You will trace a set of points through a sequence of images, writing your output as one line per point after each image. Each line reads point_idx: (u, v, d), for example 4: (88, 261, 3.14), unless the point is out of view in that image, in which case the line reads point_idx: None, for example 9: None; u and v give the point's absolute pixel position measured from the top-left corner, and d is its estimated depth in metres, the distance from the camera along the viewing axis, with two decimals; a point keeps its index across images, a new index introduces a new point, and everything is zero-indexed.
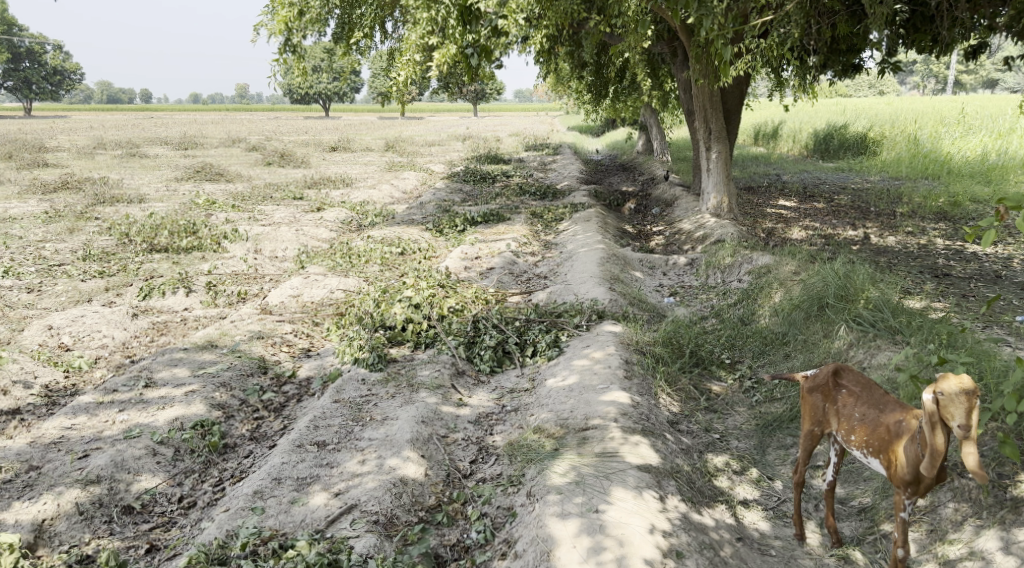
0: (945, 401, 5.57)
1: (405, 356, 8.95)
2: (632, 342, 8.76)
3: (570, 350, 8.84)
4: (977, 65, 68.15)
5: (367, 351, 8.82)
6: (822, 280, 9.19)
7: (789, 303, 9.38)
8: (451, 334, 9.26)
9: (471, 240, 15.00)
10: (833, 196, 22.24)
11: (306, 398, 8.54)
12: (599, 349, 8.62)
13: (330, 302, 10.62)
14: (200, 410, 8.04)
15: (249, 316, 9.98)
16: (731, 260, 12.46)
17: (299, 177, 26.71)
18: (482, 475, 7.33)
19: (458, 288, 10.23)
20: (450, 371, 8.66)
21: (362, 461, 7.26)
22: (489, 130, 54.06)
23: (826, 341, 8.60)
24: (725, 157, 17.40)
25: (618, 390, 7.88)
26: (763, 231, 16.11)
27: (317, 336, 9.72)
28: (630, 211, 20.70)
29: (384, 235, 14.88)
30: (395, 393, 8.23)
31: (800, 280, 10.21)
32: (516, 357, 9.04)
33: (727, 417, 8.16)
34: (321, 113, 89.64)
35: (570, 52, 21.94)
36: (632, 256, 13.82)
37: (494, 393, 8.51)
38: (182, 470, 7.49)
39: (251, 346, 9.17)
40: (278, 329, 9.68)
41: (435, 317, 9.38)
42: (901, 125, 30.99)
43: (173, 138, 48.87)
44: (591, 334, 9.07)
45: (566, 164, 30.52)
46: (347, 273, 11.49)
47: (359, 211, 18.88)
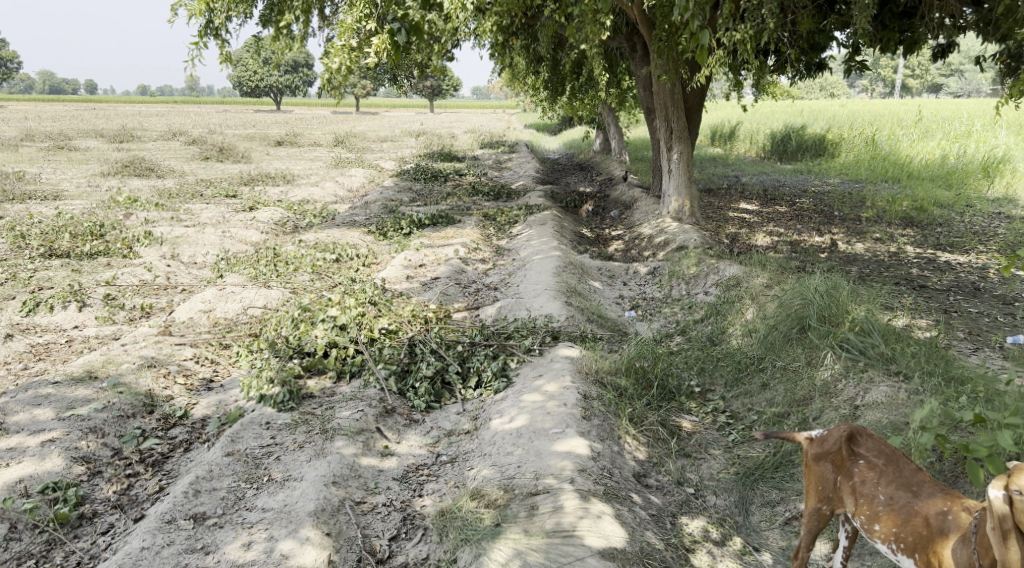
0: (1019, 502, 4.62)
1: (325, 391, 7.80)
2: (589, 373, 7.71)
3: (519, 383, 7.75)
4: (922, 69, 68.76)
5: (277, 385, 7.67)
6: (801, 297, 8.20)
7: (765, 322, 8.38)
8: (381, 361, 8.11)
9: (414, 244, 13.81)
10: (795, 199, 21.45)
11: (194, 447, 7.31)
12: (552, 381, 7.55)
13: (248, 319, 9.36)
14: (57, 467, 6.80)
15: (146, 337, 8.71)
16: (697, 269, 11.44)
17: (238, 173, 25.31)
18: (404, 558, 6.13)
19: (393, 305, 9.06)
20: (376, 411, 7.47)
21: (247, 545, 6.08)
22: (443, 127, 52.88)
23: (809, 371, 7.59)
24: (687, 157, 16.44)
25: (573, 437, 6.81)
26: (726, 237, 15.16)
27: (223, 362, 8.49)
28: (587, 212, 19.68)
29: (317, 239, 13.63)
30: (305, 443, 7.03)
31: (775, 296, 9.19)
32: (456, 389, 7.89)
33: (700, 462, 7.11)
34: (272, 105, 87.47)
35: (526, 46, 20.89)
36: (588, 264, 12.83)
37: (428, 436, 7.35)
38: (14, 555, 6.22)
39: (140, 377, 7.88)
40: (177, 354, 8.41)
41: (363, 341, 8.25)
42: (859, 126, 30.45)
43: (111, 130, 47.02)
44: (544, 361, 8.01)
45: (521, 162, 29.45)
46: (270, 285, 10.26)
47: (295, 210, 17.60)
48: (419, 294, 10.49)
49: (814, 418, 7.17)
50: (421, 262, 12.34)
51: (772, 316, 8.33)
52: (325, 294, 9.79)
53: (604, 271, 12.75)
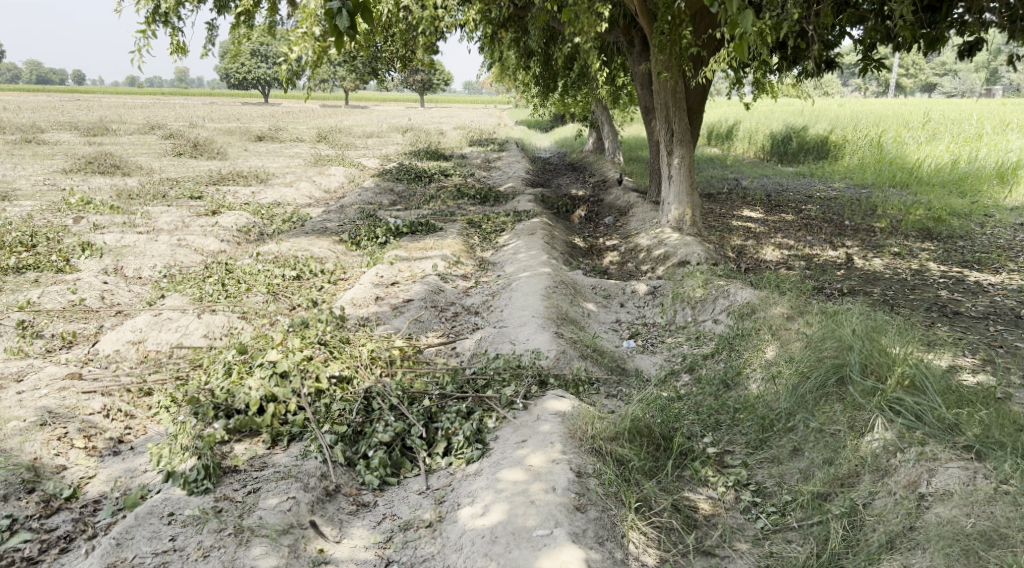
0: None
1: (253, 463, 6.68)
2: (585, 436, 6.70)
3: (497, 452, 6.68)
4: (918, 70, 67.47)
5: (191, 459, 6.47)
6: (841, 346, 7.25)
7: (791, 367, 7.40)
8: (327, 422, 6.99)
9: (389, 257, 12.51)
10: (801, 205, 20.21)
11: (71, 547, 6.06)
12: (540, 452, 6.52)
13: (179, 356, 8.08)
14: None
15: (52, 383, 7.50)
16: (704, 289, 10.11)
17: (210, 170, 23.93)
18: None
19: (349, 345, 7.93)
20: (311, 497, 6.37)
21: None
22: (432, 122, 51.43)
23: (853, 438, 6.64)
24: (689, 162, 15.15)
25: (564, 543, 5.77)
26: (732, 251, 13.90)
27: (139, 416, 7.28)
28: (580, 218, 18.41)
29: (281, 250, 12.33)
30: (211, 553, 5.85)
31: (803, 335, 7.88)
32: (420, 458, 6.84)
33: (725, 565, 6.06)
34: (261, 97, 85.71)
35: (516, 39, 19.66)
36: (580, 281, 11.56)
37: (378, 532, 6.24)
38: None
39: (25, 442, 6.69)
40: (82, 407, 7.19)
41: (307, 394, 7.14)
42: (864, 128, 29.23)
43: (88, 122, 45.52)
44: (529, 420, 6.98)
45: (511, 161, 28.10)
46: (214, 310, 8.96)
47: (263, 214, 16.28)
48: (388, 321, 9.18)
49: (863, 505, 6.21)
50: (393, 279, 11.04)
51: (800, 361, 7.41)
52: (277, 326, 8.54)
53: (598, 289, 11.48)
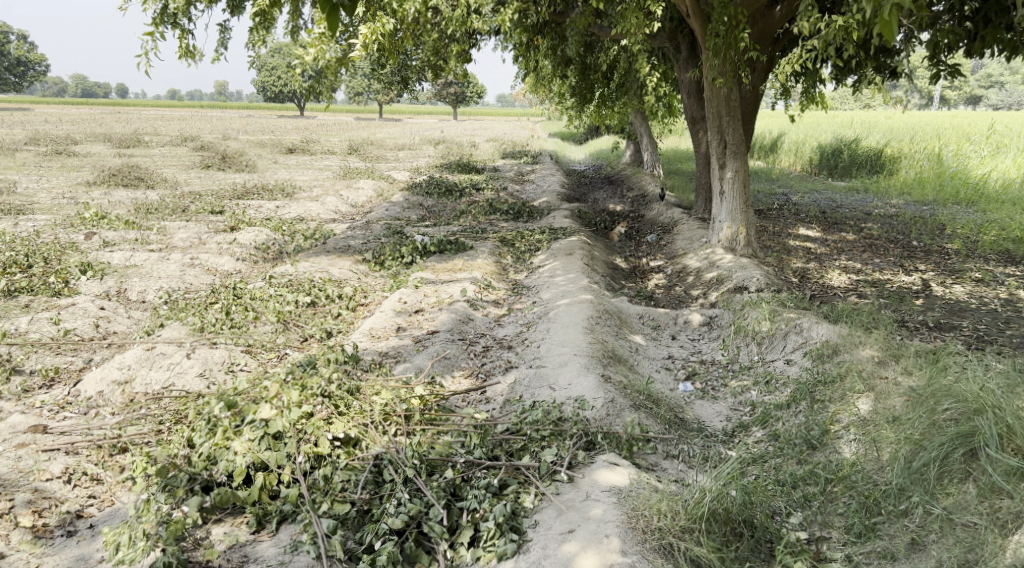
0: None
1: (234, 555, 5.78)
2: (646, 533, 5.69)
3: (536, 547, 5.67)
4: (964, 83, 65.43)
5: (151, 552, 5.62)
6: (976, 415, 6.10)
7: (903, 436, 6.29)
8: (328, 500, 6.00)
9: (413, 280, 11.41)
10: (860, 223, 18.87)
11: None
12: (591, 551, 5.55)
13: (167, 402, 7.05)
14: None
15: (13, 440, 6.57)
16: (771, 323, 8.90)
17: (235, 184, 23.06)
18: None
19: (357, 397, 6.93)
20: None
21: None
22: (465, 134, 50.53)
23: (997, 535, 5.46)
24: (743, 177, 13.88)
25: None
26: (794, 275, 12.66)
27: (107, 481, 6.32)
28: (620, 235, 17.18)
29: (297, 272, 11.31)
30: None
31: (912, 393, 6.72)
32: (440, 553, 5.73)
33: None
34: (295, 110, 85.63)
35: (553, 47, 18.60)
36: (625, 309, 10.33)
37: None
38: None
39: None
40: (40, 472, 6.27)
41: (304, 462, 6.23)
42: (921, 141, 27.71)
43: (119, 134, 45.14)
44: (577, 498, 6.00)
45: (546, 175, 26.99)
46: (214, 344, 7.90)
47: (284, 230, 15.32)
48: (410, 359, 8.05)
49: None
50: (417, 306, 9.91)
51: (913, 428, 6.32)
52: (281, 367, 7.47)
53: (646, 318, 10.25)
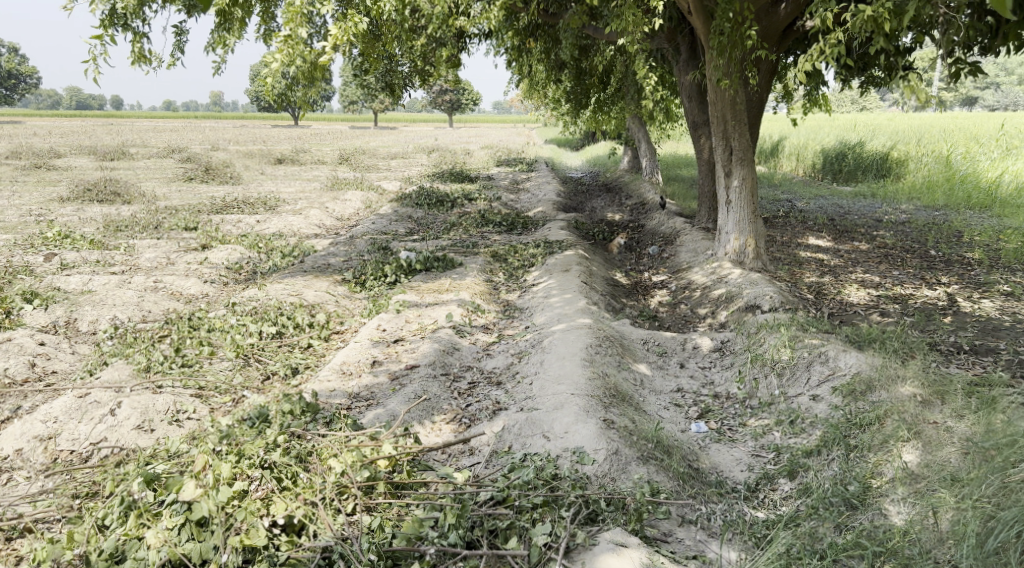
0: None
1: None
2: None
3: None
4: (958, 85, 64.62)
5: None
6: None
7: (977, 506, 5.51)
8: None
9: (394, 303, 10.41)
10: (871, 231, 17.92)
11: None
12: None
13: (92, 468, 6.22)
14: None
15: None
16: (791, 351, 7.95)
17: (217, 197, 22.07)
18: None
19: (309, 466, 6.10)
20: None
21: None
22: (459, 143, 49.59)
23: None
24: (751, 185, 12.92)
25: None
26: (809, 292, 11.72)
27: None
28: (620, 247, 16.19)
29: (267, 296, 10.31)
30: None
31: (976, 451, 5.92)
32: None
33: None
34: (288, 121, 84.71)
35: (547, 50, 17.69)
36: (627, 334, 9.35)
37: None
38: None
39: None
40: None
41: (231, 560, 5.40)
42: (927, 144, 26.78)
43: (106, 147, 44.12)
44: None
45: (541, 183, 26.04)
46: (158, 392, 6.98)
47: (260, 247, 14.34)
48: (384, 403, 7.08)
49: None
50: (396, 334, 8.89)
51: (980, 496, 5.59)
52: (229, 423, 6.43)
53: (651, 344, 9.24)
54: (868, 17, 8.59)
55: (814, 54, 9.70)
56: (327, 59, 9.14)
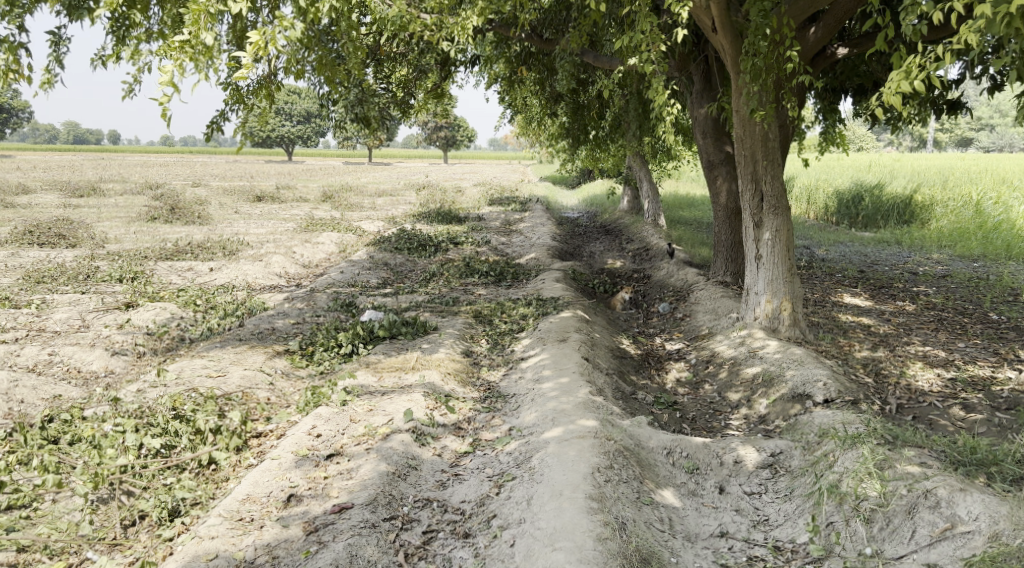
0: None
1: None
2: None
3: None
4: (955, 124, 62.82)
5: None
6: None
7: None
8: None
9: (340, 389, 7.97)
10: (909, 287, 15.74)
11: None
12: None
13: None
14: None
15: None
16: (881, 484, 5.95)
17: (172, 240, 19.72)
18: None
19: None
20: None
21: None
22: (452, 180, 47.27)
23: None
24: (787, 238, 10.61)
25: None
26: (865, 373, 9.51)
27: None
28: (625, 302, 13.70)
29: (175, 385, 8.02)
30: None
31: None
32: None
33: None
34: (279, 157, 82.62)
35: (541, 80, 15.59)
36: (645, 443, 6.98)
37: None
38: None
39: None
40: None
41: None
42: (951, 187, 24.62)
43: (83, 183, 41.65)
44: None
45: (535, 224, 23.82)
46: None
47: (197, 305, 12.00)
48: None
49: None
50: (331, 446, 6.47)
51: None
52: None
53: (676, 457, 6.93)
54: (1000, 12, 6.34)
55: (911, 71, 7.62)
56: (242, 76, 6.96)
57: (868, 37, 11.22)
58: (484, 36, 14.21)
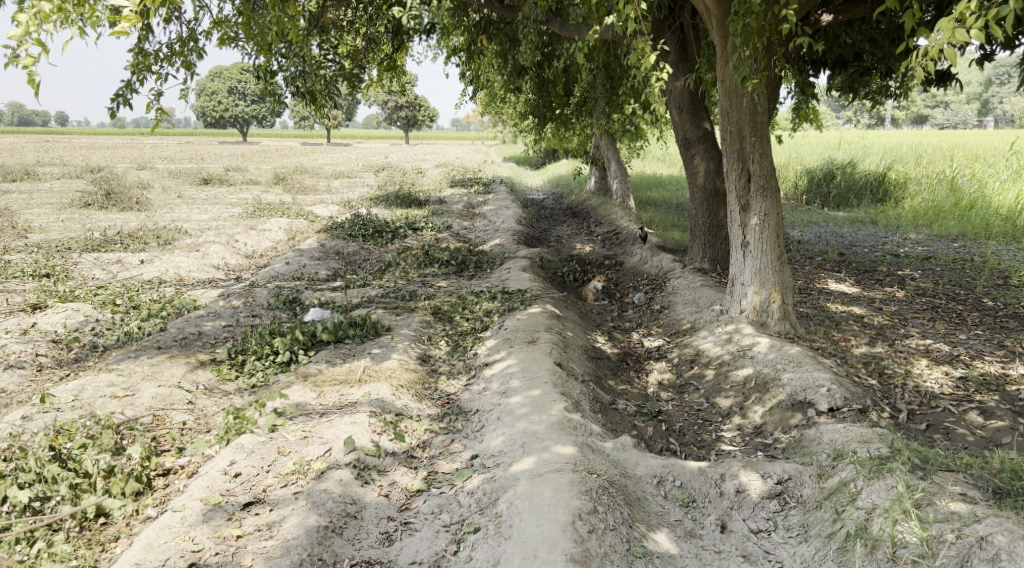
0: None
1: None
2: None
3: None
4: (912, 101, 62.54)
5: None
6: None
7: None
8: None
9: (270, 409, 6.76)
10: (896, 270, 14.78)
11: None
12: None
13: None
14: None
15: None
16: (921, 528, 5.06)
17: (105, 228, 18.18)
18: None
19: None
20: None
21: None
22: (412, 161, 45.70)
23: None
24: (776, 223, 9.55)
25: None
26: (867, 374, 8.46)
27: None
28: (597, 292, 12.57)
29: (71, 413, 6.81)
30: None
31: None
32: None
33: None
34: (234, 138, 80.21)
35: (502, 53, 14.31)
36: (631, 471, 5.93)
37: None
38: None
39: None
40: None
41: None
42: (926, 165, 23.79)
43: (20, 165, 39.48)
44: None
45: (499, 206, 22.58)
46: None
47: (118, 307, 10.66)
48: None
49: None
50: (249, 492, 5.49)
51: None
52: None
53: (668, 488, 5.89)
54: None
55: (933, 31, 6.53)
56: (123, 32, 5.70)
57: (854, 2, 10.16)
58: (441, 2, 12.95)
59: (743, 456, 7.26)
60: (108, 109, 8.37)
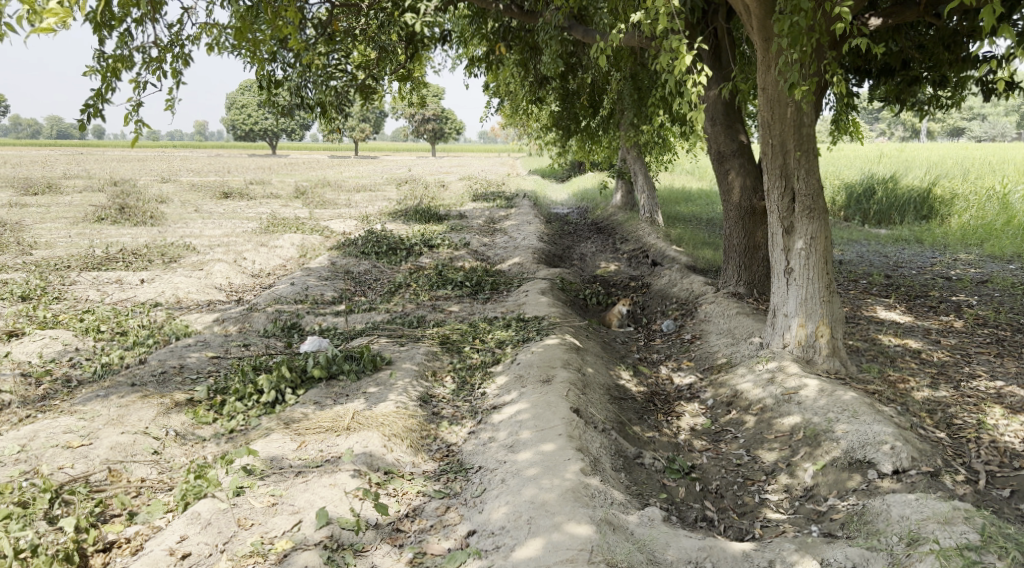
0: None
1: None
2: None
3: None
4: (950, 115, 60.78)
5: None
6: None
7: None
8: None
9: (238, 466, 5.91)
10: (948, 296, 13.58)
11: None
12: None
13: None
14: None
15: None
16: None
17: (110, 244, 17.40)
18: None
19: None
20: None
21: None
22: (436, 174, 44.88)
23: None
24: (824, 248, 8.48)
25: None
26: (934, 425, 7.36)
27: None
28: (623, 317, 11.54)
29: (14, 470, 5.96)
30: None
31: None
32: None
33: None
34: (261, 151, 80.02)
35: (524, 61, 13.32)
36: (662, 557, 5.13)
37: None
38: None
39: None
40: None
41: None
42: (973, 180, 22.46)
43: (42, 177, 39.06)
44: None
45: (522, 221, 21.59)
46: None
47: (99, 334, 9.77)
48: None
49: None
50: None
51: None
52: None
53: None
54: None
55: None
56: None
57: (907, 3, 9.15)
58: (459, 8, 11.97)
59: (793, 529, 6.28)
60: (77, 120, 7.57)
